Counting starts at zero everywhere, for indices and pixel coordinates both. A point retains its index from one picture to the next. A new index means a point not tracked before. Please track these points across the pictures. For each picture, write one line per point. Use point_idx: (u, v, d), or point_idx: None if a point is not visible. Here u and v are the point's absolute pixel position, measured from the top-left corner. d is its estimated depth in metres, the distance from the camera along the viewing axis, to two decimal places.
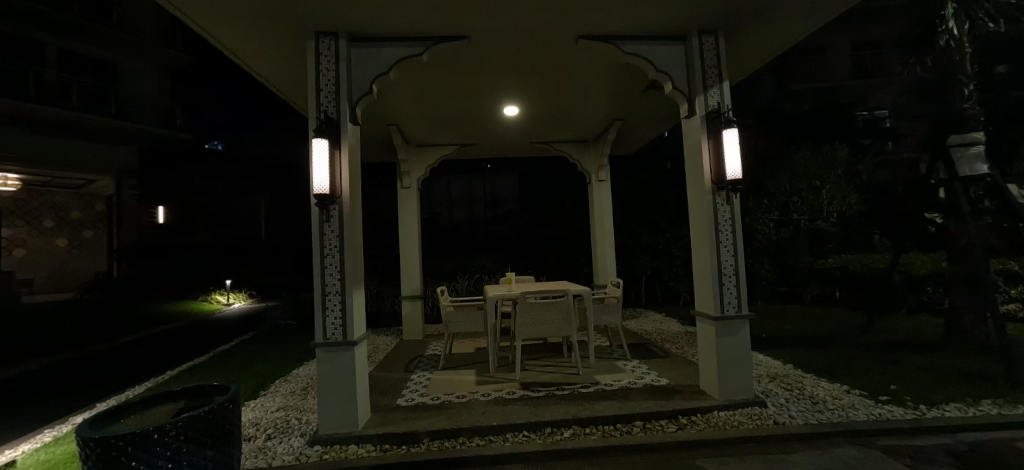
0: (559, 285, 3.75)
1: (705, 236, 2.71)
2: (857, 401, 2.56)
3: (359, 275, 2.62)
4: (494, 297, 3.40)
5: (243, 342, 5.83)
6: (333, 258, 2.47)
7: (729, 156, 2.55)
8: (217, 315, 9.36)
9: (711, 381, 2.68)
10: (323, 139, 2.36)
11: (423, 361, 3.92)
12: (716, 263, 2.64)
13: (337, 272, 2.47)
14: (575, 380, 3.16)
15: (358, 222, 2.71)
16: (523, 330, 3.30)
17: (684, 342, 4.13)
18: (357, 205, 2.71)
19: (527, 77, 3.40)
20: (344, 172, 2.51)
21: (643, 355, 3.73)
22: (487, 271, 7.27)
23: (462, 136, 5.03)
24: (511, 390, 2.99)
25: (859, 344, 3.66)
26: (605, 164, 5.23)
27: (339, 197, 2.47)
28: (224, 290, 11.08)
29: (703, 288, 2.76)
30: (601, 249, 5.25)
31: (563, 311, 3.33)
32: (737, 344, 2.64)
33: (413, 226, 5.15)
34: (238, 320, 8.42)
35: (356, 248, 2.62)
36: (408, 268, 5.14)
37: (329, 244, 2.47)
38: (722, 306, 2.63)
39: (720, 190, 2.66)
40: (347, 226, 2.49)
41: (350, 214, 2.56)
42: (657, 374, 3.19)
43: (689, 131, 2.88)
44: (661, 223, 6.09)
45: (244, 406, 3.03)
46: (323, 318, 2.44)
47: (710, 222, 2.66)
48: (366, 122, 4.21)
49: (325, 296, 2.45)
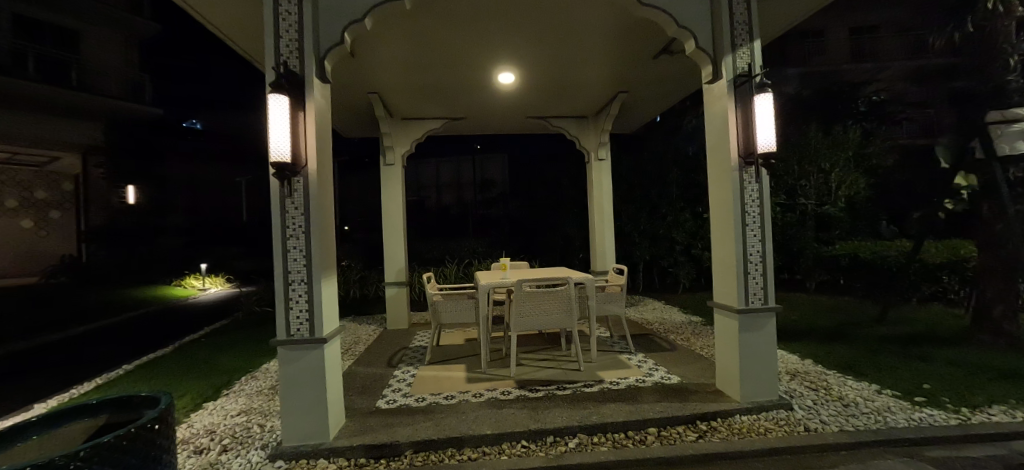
0: (559, 272, 3.41)
1: (728, 218, 2.39)
2: (893, 404, 2.30)
3: (331, 261, 2.25)
4: (488, 285, 3.05)
5: (215, 331, 5.39)
6: (297, 241, 2.07)
7: (761, 125, 2.20)
8: (192, 301, 8.89)
9: (731, 381, 2.40)
10: (282, 96, 1.94)
11: (408, 354, 3.57)
12: (741, 248, 2.32)
13: (302, 256, 2.07)
14: (576, 378, 2.84)
15: (329, 199, 2.31)
16: (520, 322, 2.96)
17: (689, 333, 3.86)
18: (328, 179, 2.30)
19: (524, 36, 2.98)
20: (309, 138, 2.10)
21: (649, 348, 3.43)
22: (478, 256, 6.92)
23: (451, 108, 4.59)
24: (506, 390, 2.66)
25: (878, 336, 3.42)
26: (605, 141, 4.85)
27: (305, 168, 2.06)
28: (200, 274, 10.54)
29: (724, 278, 2.45)
30: (600, 233, 4.93)
31: (563, 301, 3.00)
32: (761, 340, 2.35)
33: (398, 206, 4.75)
34: (214, 307, 7.97)
35: (327, 229, 2.23)
36: (392, 252, 4.74)
37: (293, 224, 2.07)
38: (746, 297, 2.33)
39: (748, 166, 2.33)
40: (314, 202, 2.09)
41: (319, 189, 2.15)
42: (666, 370, 2.91)
43: (713, 99, 2.52)
44: (662, 207, 5.76)
45: (201, 410, 2.66)
46: (286, 312, 2.06)
47: (736, 202, 2.33)
48: (344, 87, 3.75)
49: (289, 286, 2.06)
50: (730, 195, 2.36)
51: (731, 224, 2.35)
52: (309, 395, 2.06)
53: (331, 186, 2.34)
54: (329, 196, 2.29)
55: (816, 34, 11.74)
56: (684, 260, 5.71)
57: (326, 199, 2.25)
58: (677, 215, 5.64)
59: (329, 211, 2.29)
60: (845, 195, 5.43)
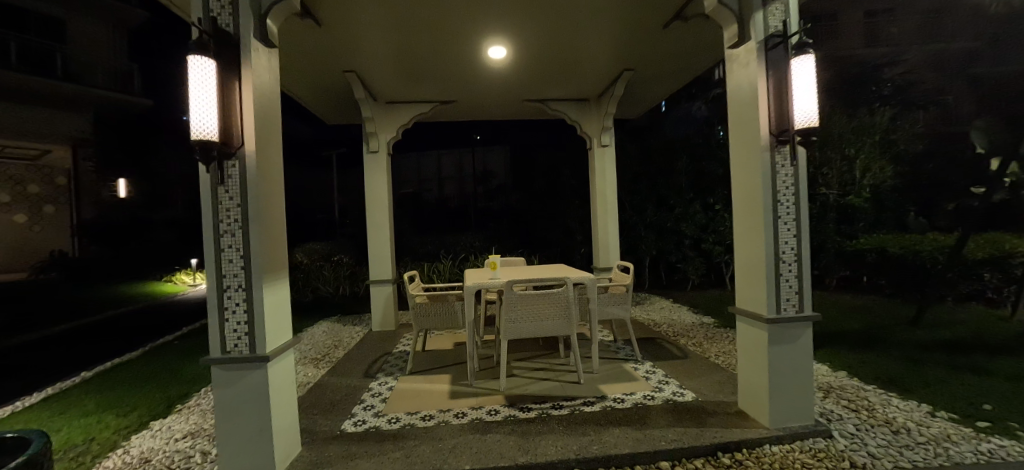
0: (556, 271, 3.03)
1: (756, 209, 1.99)
2: (953, 432, 1.92)
3: (280, 262, 1.88)
4: (475, 285, 2.67)
5: (194, 333, 5.06)
6: (233, 239, 1.69)
7: (801, 94, 1.80)
8: (180, 297, 8.62)
9: (757, 402, 2.02)
10: (210, 60, 1.56)
11: (389, 362, 3.21)
12: (773, 245, 1.93)
13: (239, 257, 1.69)
14: (575, 393, 2.48)
15: (278, 188, 1.94)
16: (511, 329, 2.59)
17: (701, 337, 3.50)
18: (275, 163, 1.93)
19: (515, 3, 2.59)
20: (246, 113, 1.72)
21: (658, 356, 3.05)
22: (474, 251, 6.57)
23: (439, 90, 4.19)
24: (493, 409, 2.30)
25: (917, 343, 3.04)
26: (609, 126, 4.43)
27: (241, 149, 1.68)
28: (191, 269, 10.27)
29: (751, 281, 2.06)
30: (603, 227, 4.55)
31: (560, 304, 2.62)
32: (793, 356, 1.98)
33: (384, 197, 4.37)
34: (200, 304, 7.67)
35: (274, 225, 1.86)
36: (378, 247, 4.38)
37: (226, 217, 1.68)
38: (778, 304, 1.95)
39: (782, 146, 1.93)
40: (254, 191, 1.71)
41: (261, 175, 1.77)
42: (678, 384, 2.53)
43: (737, 68, 2.12)
44: (671, 199, 5.35)
45: (143, 432, 2.32)
46: (220, 325, 1.69)
47: (767, 190, 1.94)
48: (318, 62, 3.36)
49: (224, 293, 1.69)
50: (759, 180, 1.96)
51: (761, 216, 1.95)
52: (252, 424, 1.71)
53: (280, 173, 1.97)
54: (276, 186, 1.91)
55: (828, 19, 11.19)
56: (695, 255, 5.31)
57: (272, 187, 1.87)
58: (687, 206, 5.23)
59: (277, 202, 1.91)
60: (870, 184, 5.01)
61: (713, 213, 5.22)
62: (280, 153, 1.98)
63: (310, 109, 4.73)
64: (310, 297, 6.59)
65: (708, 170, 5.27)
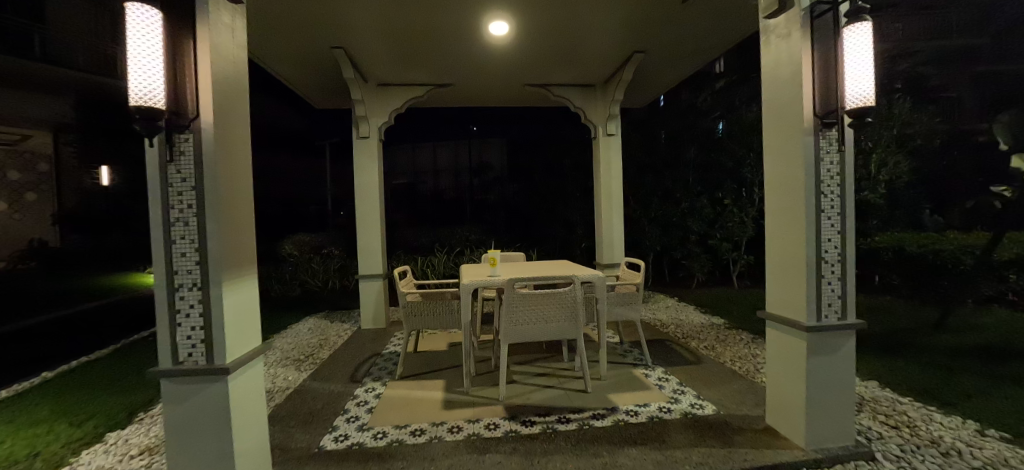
0: (561, 267, 2.78)
1: (797, 201, 1.74)
2: (1009, 454, 1.71)
3: (248, 255, 1.62)
4: (472, 284, 2.41)
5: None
6: (186, 228, 1.42)
7: (856, 68, 1.55)
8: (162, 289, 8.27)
9: (792, 419, 1.80)
10: (155, 9, 1.26)
11: (377, 365, 2.94)
12: (815, 243, 1.70)
13: (194, 249, 1.42)
14: (583, 404, 2.23)
15: (247, 170, 1.67)
16: (511, 333, 2.34)
17: (712, 339, 3.28)
18: (242, 139, 1.65)
19: None
20: (202, 79, 1.43)
21: (668, 360, 2.82)
22: (470, 245, 6.31)
23: (436, 71, 3.88)
24: (492, 423, 2.05)
25: (945, 349, 2.84)
26: (616, 114, 4.15)
27: (196, 120, 1.40)
28: None
29: (786, 283, 1.83)
30: (608, 220, 4.30)
31: (567, 306, 2.37)
32: (833, 367, 1.75)
33: (374, 187, 4.06)
34: None
35: (240, 212, 1.58)
36: (367, 241, 4.08)
37: (179, 202, 1.41)
38: (817, 309, 1.72)
39: (826, 132, 1.70)
40: (211, 172, 1.43)
41: (223, 153, 1.49)
42: (695, 394, 2.31)
43: (774, 39, 1.86)
44: (677, 192, 5.10)
45: (93, 446, 2.05)
46: (173, 330, 1.42)
47: (810, 179, 1.69)
48: (300, 34, 3.05)
49: (177, 293, 1.42)
50: (801, 168, 1.72)
51: (803, 209, 1.71)
52: (211, 446, 1.46)
53: (248, 151, 1.69)
54: (243, 166, 1.64)
55: None
56: (701, 252, 5.08)
57: (239, 168, 1.60)
58: (694, 200, 4.99)
59: (245, 185, 1.64)
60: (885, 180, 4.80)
61: (722, 208, 4.98)
62: (248, 128, 1.70)
63: (296, 89, 4.36)
64: (297, 291, 6.29)
65: (718, 162, 5.00)
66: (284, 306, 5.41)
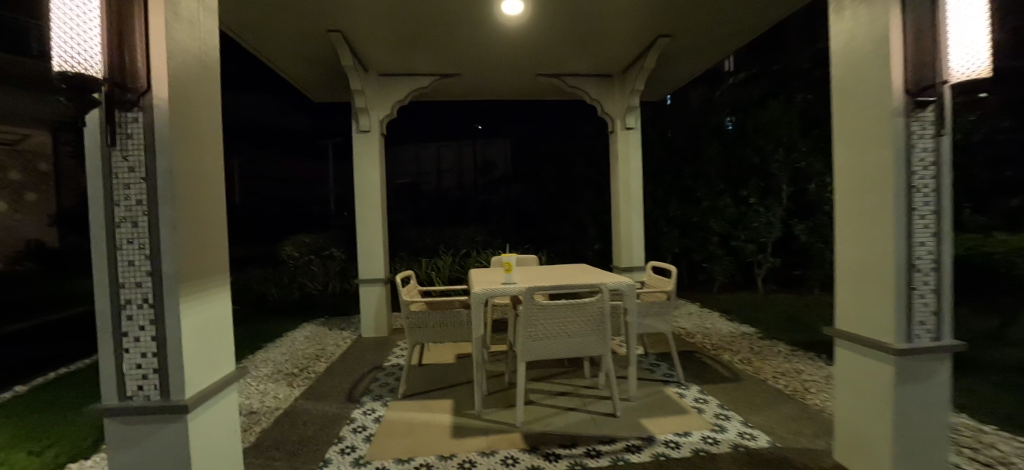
0: (583, 274, 2.48)
1: (882, 197, 1.44)
2: None
3: (217, 263, 1.33)
4: (483, 292, 2.10)
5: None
6: (133, 230, 1.13)
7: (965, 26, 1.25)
8: None
9: (875, 461, 1.50)
10: None
11: (377, 382, 2.64)
12: (906, 248, 1.40)
13: (145, 258, 1.14)
14: (612, 432, 1.93)
15: (217, 159, 1.38)
16: (530, 348, 2.03)
17: (747, 352, 2.97)
18: (213, 123, 1.37)
19: None
20: (153, 40, 1.12)
21: (702, 377, 2.52)
22: (478, 246, 6.03)
23: (442, 59, 3.60)
24: (509, 457, 1.74)
25: (1016, 367, 2.52)
26: (636, 105, 3.84)
27: (147, 94, 1.12)
28: None
29: (866, 297, 1.52)
30: (626, 220, 4.00)
31: (594, 318, 2.07)
32: (923, 397, 1.45)
33: (376, 185, 3.75)
34: None
35: (206, 210, 1.29)
36: (368, 243, 3.78)
37: (125, 198, 1.13)
38: (908, 328, 1.42)
39: (916, 114, 1.41)
40: (164, 159, 1.14)
41: (184, 137, 1.21)
42: (742, 420, 2.00)
43: (850, 4, 1.56)
44: (697, 191, 4.80)
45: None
46: (120, 356, 1.14)
47: (900, 171, 1.39)
48: (293, 16, 2.78)
49: (123, 311, 1.14)
50: (888, 157, 1.41)
51: (892, 207, 1.40)
52: None
53: (219, 135, 1.41)
54: (212, 154, 1.35)
55: None
56: (723, 255, 4.76)
57: (206, 157, 1.31)
58: (716, 199, 4.67)
59: (214, 177, 1.35)
60: None
61: (746, 207, 4.65)
62: (221, 109, 1.41)
63: (289, 78, 4.06)
64: (296, 295, 6.05)
65: (742, 158, 4.67)
66: (284, 310, 5.17)
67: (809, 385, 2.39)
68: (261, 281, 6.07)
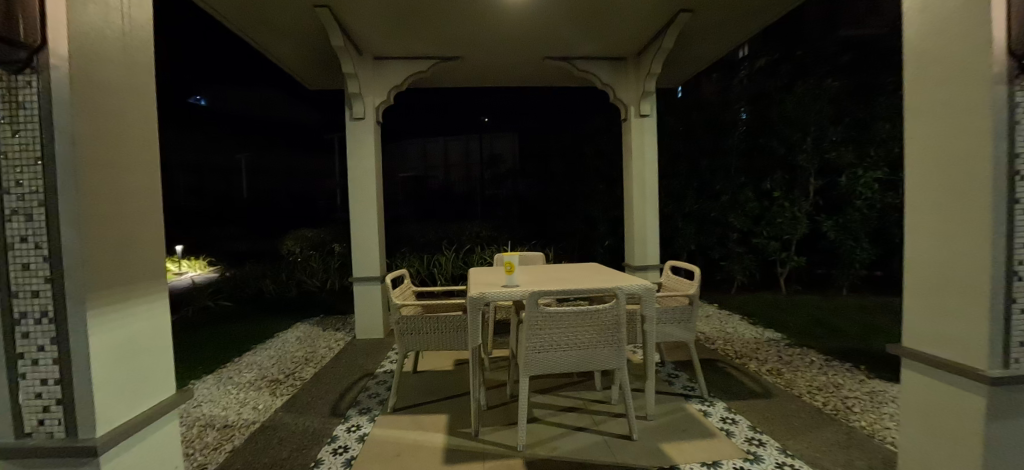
0: (595, 275, 2.19)
1: (975, 187, 1.14)
2: None
3: (147, 267, 1.10)
4: (481, 297, 1.83)
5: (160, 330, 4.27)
6: (26, 225, 0.90)
7: None
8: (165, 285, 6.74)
9: None
10: None
11: (366, 392, 2.41)
12: (1005, 252, 1.11)
13: (43, 260, 0.90)
14: (628, 459, 1.66)
15: (149, 140, 1.14)
16: (534, 362, 1.76)
17: (775, 361, 2.69)
18: (143, 93, 1.12)
19: None
20: None
21: (728, 392, 2.25)
22: (482, 242, 5.77)
23: (441, 41, 3.33)
24: None
25: None
26: (651, 90, 3.53)
27: (43, 52, 0.87)
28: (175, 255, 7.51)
29: (947, 309, 1.24)
30: (640, 215, 3.72)
31: (607, 326, 1.79)
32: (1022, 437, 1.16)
33: (371, 177, 3.49)
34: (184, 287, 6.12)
35: (129, 200, 1.05)
36: (363, 239, 3.52)
37: (17, 184, 0.89)
38: (1004, 350, 1.13)
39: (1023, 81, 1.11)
40: (60, 132, 0.88)
41: (97, 109, 0.96)
42: (779, 447, 1.72)
43: None
44: (716, 184, 4.48)
45: None
46: (17, 381, 0.92)
47: (1001, 153, 1.09)
48: None
49: (17, 327, 0.91)
50: (984, 136, 1.11)
51: (988, 199, 1.11)
52: None
53: (152, 108, 1.16)
54: (140, 131, 1.10)
55: None
56: (744, 252, 4.45)
57: (131, 135, 1.06)
58: (736, 192, 4.34)
59: (141, 161, 1.10)
60: None
61: (770, 201, 4.32)
62: (153, 78, 1.16)
63: (277, 60, 3.79)
64: (294, 291, 5.86)
65: (765, 148, 4.33)
66: (281, 308, 4.99)
67: (852, 404, 2.11)
68: (260, 277, 5.89)
